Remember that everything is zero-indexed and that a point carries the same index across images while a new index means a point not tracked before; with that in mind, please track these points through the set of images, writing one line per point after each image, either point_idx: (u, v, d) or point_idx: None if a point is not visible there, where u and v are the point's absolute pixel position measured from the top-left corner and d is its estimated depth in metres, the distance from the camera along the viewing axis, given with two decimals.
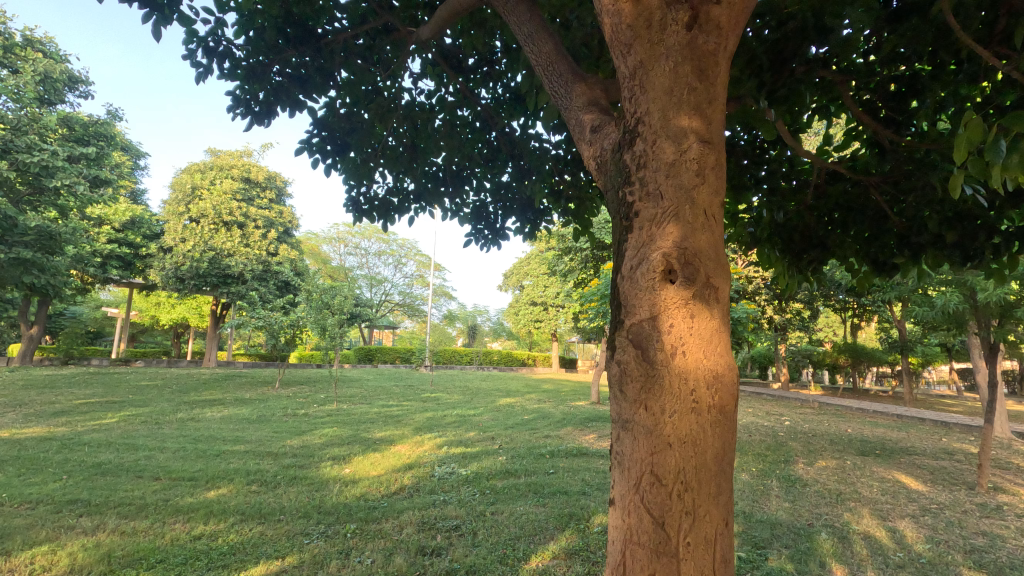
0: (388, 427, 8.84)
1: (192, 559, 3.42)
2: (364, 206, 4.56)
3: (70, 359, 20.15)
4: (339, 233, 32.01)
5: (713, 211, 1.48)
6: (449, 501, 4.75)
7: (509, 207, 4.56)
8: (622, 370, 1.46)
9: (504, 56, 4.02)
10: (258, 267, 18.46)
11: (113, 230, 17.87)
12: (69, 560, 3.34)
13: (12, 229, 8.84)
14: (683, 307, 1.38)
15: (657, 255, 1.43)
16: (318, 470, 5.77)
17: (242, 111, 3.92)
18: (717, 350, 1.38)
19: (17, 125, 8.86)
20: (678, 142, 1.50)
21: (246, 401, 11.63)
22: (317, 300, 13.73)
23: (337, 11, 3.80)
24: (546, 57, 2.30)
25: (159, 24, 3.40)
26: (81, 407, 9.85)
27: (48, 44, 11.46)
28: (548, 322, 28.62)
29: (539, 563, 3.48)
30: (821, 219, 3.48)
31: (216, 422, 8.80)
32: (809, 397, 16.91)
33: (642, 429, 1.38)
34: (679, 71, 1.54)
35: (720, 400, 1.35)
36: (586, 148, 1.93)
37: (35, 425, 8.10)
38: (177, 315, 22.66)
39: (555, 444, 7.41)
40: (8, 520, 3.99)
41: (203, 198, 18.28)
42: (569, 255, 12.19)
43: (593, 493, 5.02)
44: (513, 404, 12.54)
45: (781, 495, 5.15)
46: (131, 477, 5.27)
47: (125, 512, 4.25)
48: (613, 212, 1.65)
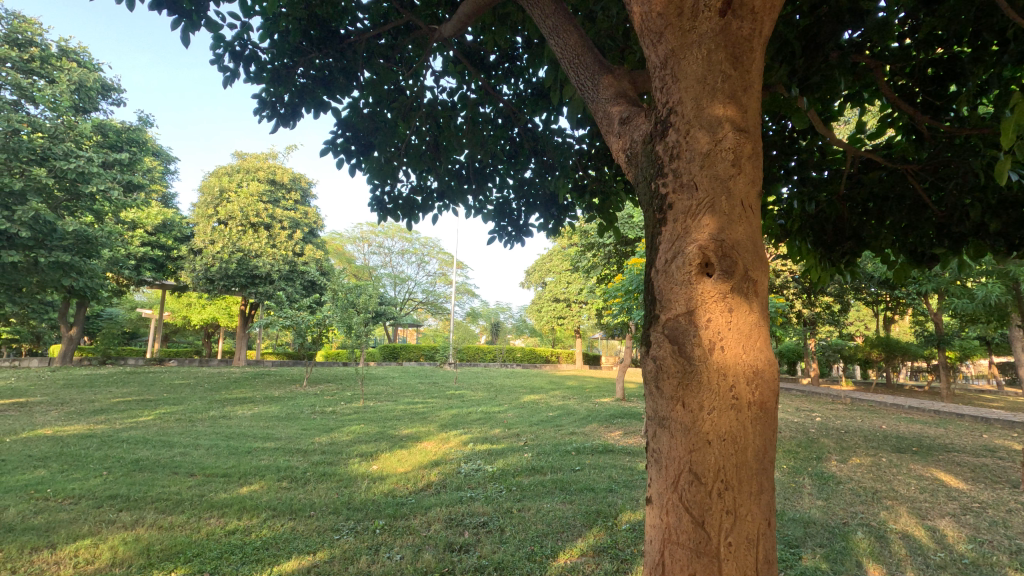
0: (414, 424, 8.93)
1: (227, 553, 3.48)
2: (388, 206, 4.59)
3: (108, 359, 20.83)
4: (363, 232, 32.39)
5: (750, 202, 1.44)
6: (476, 498, 4.76)
7: (533, 202, 4.55)
8: (658, 367, 1.43)
9: (526, 51, 4.00)
10: (284, 267, 18.78)
11: (145, 234, 18.39)
12: (111, 553, 3.45)
13: (51, 234, 8.97)
14: (720, 301, 1.34)
15: (692, 248, 1.40)
16: (347, 466, 5.86)
17: (269, 113, 3.97)
18: (756, 345, 1.34)
19: (54, 133, 9.18)
20: (713, 131, 1.45)
21: (274, 399, 11.82)
22: (343, 300, 13.88)
23: (360, 11, 3.83)
24: (572, 49, 2.27)
25: (188, 30, 3.47)
26: (118, 405, 10.15)
27: (82, 54, 11.82)
28: (571, 318, 28.51)
29: (567, 560, 3.46)
30: (855, 210, 3.36)
31: (247, 420, 9.00)
32: (840, 392, 16.48)
33: (680, 427, 1.35)
34: (712, 59, 1.49)
35: (761, 397, 1.32)
36: (615, 141, 1.90)
37: (76, 422, 8.40)
38: (208, 315, 23.23)
39: (580, 441, 7.39)
40: (53, 514, 4.14)
41: (230, 200, 18.69)
42: (592, 250, 12.12)
43: (621, 490, 4.97)
44: (537, 401, 12.54)
45: (814, 493, 5.03)
46: (168, 473, 5.42)
47: (162, 507, 4.37)
48: (645, 206, 1.62)
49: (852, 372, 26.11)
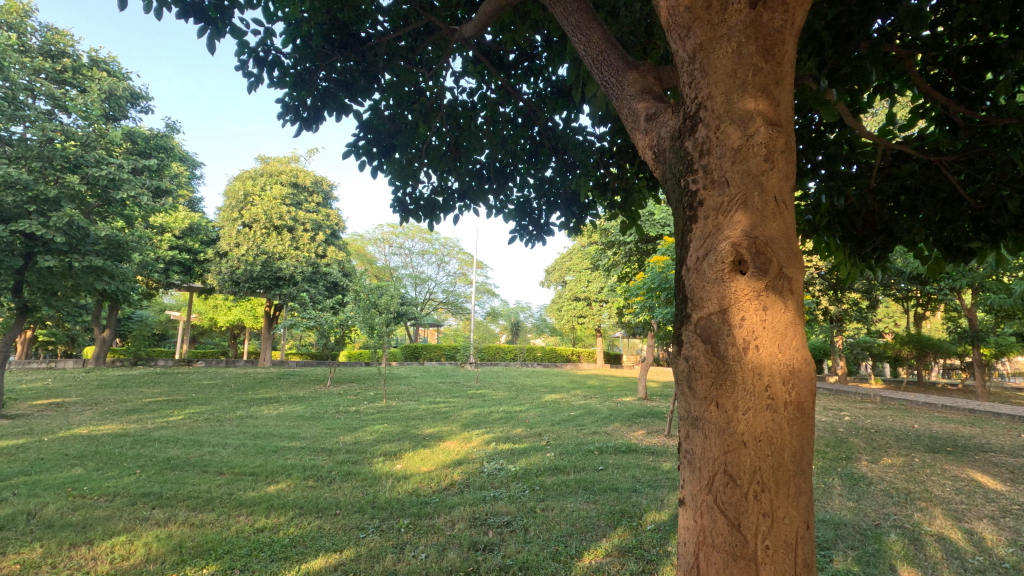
0: (436, 423, 8.96)
1: (256, 551, 3.54)
2: (410, 206, 4.62)
3: (139, 359, 21.39)
4: (383, 233, 32.67)
5: (784, 197, 1.41)
6: (499, 497, 4.77)
7: (554, 201, 4.52)
8: (691, 366, 1.41)
9: (545, 50, 3.99)
10: (307, 268, 19.04)
11: (173, 237, 18.83)
12: (145, 550, 3.53)
13: (84, 239, 9.23)
14: (755, 299, 1.31)
15: (725, 246, 1.37)
16: (371, 465, 5.91)
17: (292, 118, 4.02)
18: (792, 344, 1.31)
19: (86, 141, 9.33)
20: (744, 126, 1.42)
21: (299, 399, 11.97)
22: (365, 300, 14.01)
23: (380, 14, 3.86)
24: (595, 47, 2.24)
25: (214, 37, 3.53)
26: (149, 405, 10.41)
27: (111, 63, 12.13)
28: (591, 317, 28.35)
29: (592, 561, 3.44)
30: (886, 204, 3.26)
31: (273, 419, 9.15)
32: (870, 390, 16.09)
33: (714, 427, 1.32)
34: (742, 52, 1.46)
35: (797, 397, 1.29)
36: (641, 138, 1.87)
37: (110, 422, 8.64)
38: (234, 316, 23.68)
39: (603, 440, 7.33)
40: (90, 511, 4.25)
41: (254, 204, 19.03)
42: (613, 248, 12.04)
43: (645, 490, 4.93)
44: (559, 400, 12.48)
45: (844, 494, 4.92)
46: (198, 471, 5.54)
47: (193, 505, 4.46)
48: (675, 203, 1.59)
49: (882, 369, 25.50)
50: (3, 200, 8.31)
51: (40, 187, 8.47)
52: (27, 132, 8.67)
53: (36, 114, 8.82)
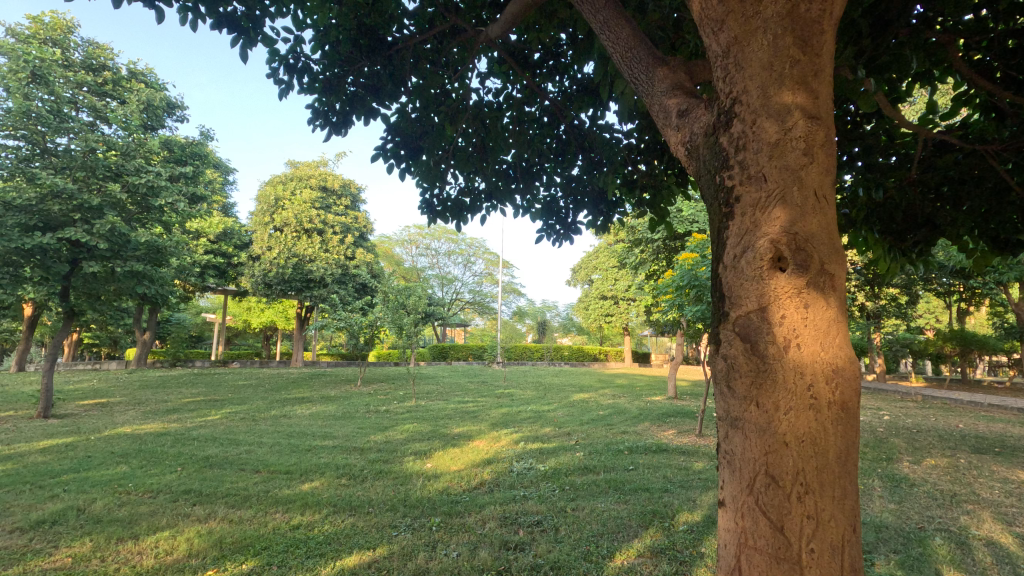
0: (465, 423, 9.01)
1: (292, 547, 3.62)
2: (438, 208, 4.66)
3: (178, 361, 22.10)
4: (410, 234, 33.00)
5: (824, 192, 1.37)
6: (529, 497, 4.77)
7: (580, 200, 4.48)
8: (729, 366, 1.39)
9: (570, 48, 3.97)
10: (336, 270, 19.36)
11: (208, 242, 19.39)
12: (187, 545, 3.65)
13: (126, 246, 9.58)
14: (796, 297, 1.28)
15: (763, 243, 1.35)
16: (402, 464, 5.99)
17: (321, 123, 4.10)
18: (835, 342, 1.27)
19: (126, 151, 9.64)
20: (782, 120, 1.39)
21: (331, 399, 12.17)
22: (393, 301, 14.17)
23: (406, 18, 3.90)
24: (624, 43, 2.22)
25: (246, 47, 3.62)
26: (188, 405, 10.75)
27: (148, 75, 12.58)
28: (619, 316, 28.10)
29: (624, 561, 3.41)
30: (927, 196, 3.15)
31: (307, 419, 9.32)
32: (911, 389, 15.52)
33: (754, 427, 1.30)
34: (779, 44, 1.43)
35: (841, 397, 1.25)
36: (673, 134, 1.85)
37: (152, 421, 8.94)
38: (267, 318, 24.24)
39: (633, 440, 7.25)
40: (135, 507, 4.42)
41: (285, 208, 19.45)
42: (641, 246, 11.91)
43: (677, 490, 4.87)
44: (587, 399, 12.39)
45: (886, 496, 4.77)
46: (236, 469, 5.70)
47: (232, 502, 4.59)
48: (709, 200, 1.57)
49: (924, 367, 24.58)
50: (51, 209, 8.70)
51: (84, 196, 8.82)
52: (72, 143, 8.99)
53: (81, 126, 9.13)
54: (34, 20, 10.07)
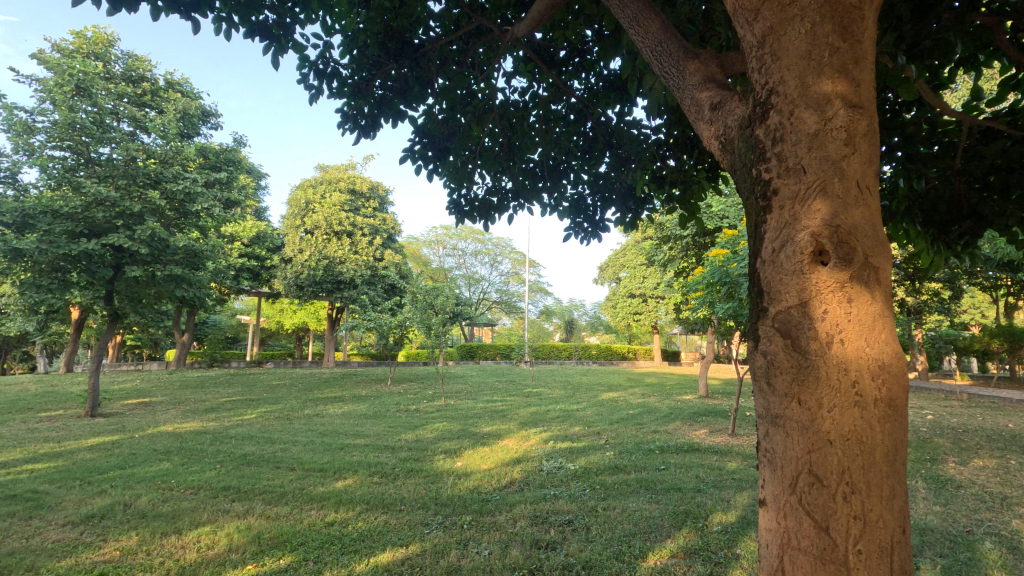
0: (494, 422, 9.03)
1: (327, 544, 3.70)
2: (465, 208, 4.69)
3: (214, 361, 22.77)
4: (437, 235, 33.25)
5: (867, 184, 1.33)
6: (559, 496, 4.75)
7: (608, 197, 4.43)
8: (769, 363, 1.36)
9: (596, 44, 3.95)
10: (366, 272, 19.65)
11: (242, 245, 19.92)
12: (227, 540, 3.76)
13: (165, 250, 9.92)
14: (839, 291, 1.25)
15: (804, 236, 1.32)
16: (433, 463, 6.05)
17: (350, 126, 4.16)
18: (881, 338, 1.23)
19: (165, 158, 9.96)
20: (821, 110, 1.35)
21: (361, 398, 12.33)
22: (422, 301, 14.31)
23: (431, 20, 3.93)
24: (654, 37, 2.19)
25: (278, 54, 3.71)
26: (225, 405, 11.05)
27: (184, 84, 12.95)
28: (647, 314, 27.77)
29: (657, 561, 3.37)
30: (972, 186, 3.02)
31: (339, 418, 9.48)
32: (956, 387, 14.91)
33: (796, 425, 1.27)
34: (817, 32, 1.40)
35: (889, 393, 1.21)
36: (706, 128, 1.82)
37: (192, 420, 9.23)
38: (299, 319, 24.74)
39: (664, 440, 7.16)
40: (178, 503, 4.58)
41: (315, 211, 19.82)
42: (669, 243, 11.73)
43: (710, 490, 4.79)
44: (616, 398, 12.29)
45: (931, 498, 4.60)
46: (272, 467, 5.84)
47: (269, 499, 4.72)
48: (745, 193, 1.54)
49: (970, 364, 23.59)
50: (95, 216, 9.06)
51: (125, 204, 9.16)
52: (113, 152, 9.31)
53: (121, 135, 9.46)
54: (77, 34, 10.46)
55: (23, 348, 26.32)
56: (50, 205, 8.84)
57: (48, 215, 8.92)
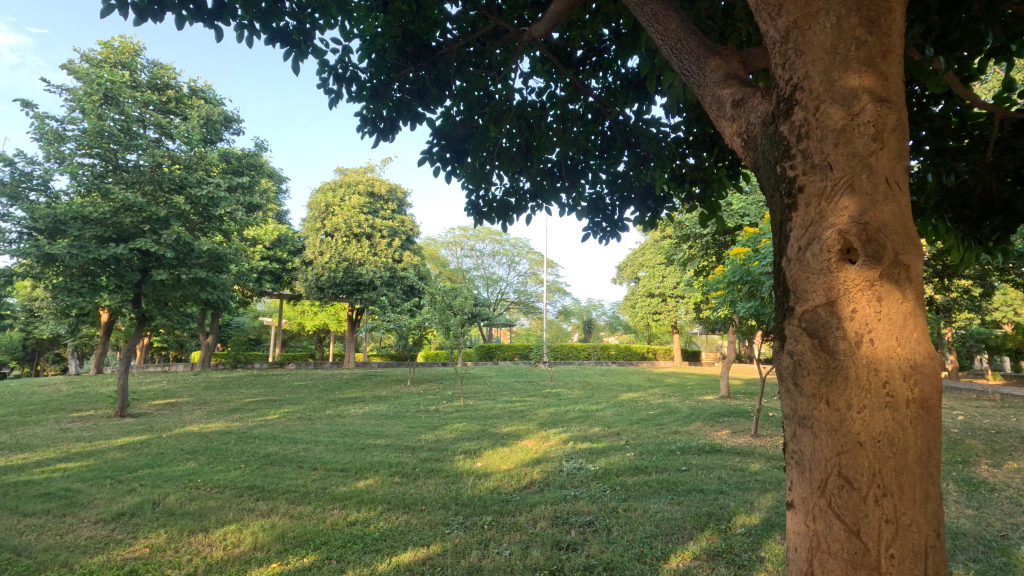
0: (513, 422, 9.04)
1: (350, 543, 3.74)
2: (484, 209, 4.71)
3: (238, 363, 23.20)
4: (455, 236, 33.39)
5: (896, 179, 1.30)
6: (580, 497, 4.74)
7: (627, 196, 4.39)
8: (796, 363, 1.34)
9: (614, 43, 3.92)
10: (385, 273, 19.82)
11: (264, 248, 20.26)
12: (252, 538, 3.83)
13: (190, 254, 10.12)
14: (868, 290, 1.22)
15: (831, 234, 1.29)
16: (453, 463, 6.08)
17: (370, 129, 4.20)
18: (913, 336, 1.21)
19: (189, 164, 10.16)
20: (848, 105, 1.33)
21: (381, 399, 12.44)
22: (440, 302, 14.38)
23: (449, 23, 3.96)
24: (673, 35, 2.17)
25: (298, 59, 3.76)
26: (249, 405, 11.25)
27: (207, 91, 13.21)
28: (667, 314, 27.54)
29: (680, 563, 3.34)
30: (1004, 180, 2.93)
31: (360, 418, 9.59)
32: (988, 387, 14.48)
33: (824, 426, 1.25)
34: (843, 26, 1.38)
35: (922, 394, 1.18)
36: (728, 125, 1.80)
37: (217, 420, 9.41)
38: (320, 321, 25.07)
39: (685, 441, 7.08)
40: (205, 501, 4.67)
41: (335, 214, 20.04)
42: (689, 241, 11.59)
43: (733, 492, 4.73)
44: (636, 399, 12.21)
45: (963, 501, 4.47)
46: (295, 466, 5.93)
47: (292, 498, 4.78)
48: (770, 190, 1.52)
49: (1002, 364, 22.92)
50: (123, 221, 9.31)
51: (152, 209, 9.39)
52: (140, 159, 9.55)
53: (148, 142, 9.69)
54: (105, 45, 10.71)
55: (55, 350, 27.16)
56: (80, 211, 9.08)
57: (79, 220, 9.17)
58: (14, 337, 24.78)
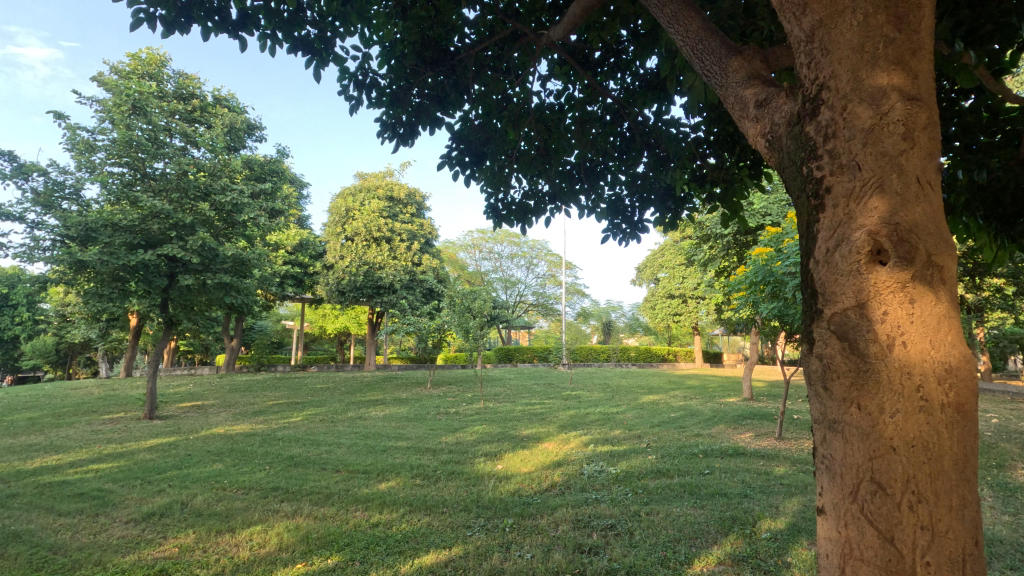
0: (533, 425, 9.05)
1: (373, 544, 3.77)
2: (503, 212, 4.72)
3: (261, 365, 23.59)
4: (473, 239, 33.49)
5: (928, 179, 1.27)
6: (601, 500, 4.71)
7: (647, 197, 4.35)
8: (826, 366, 1.32)
9: (632, 43, 3.91)
10: (405, 276, 19.99)
11: (287, 253, 20.59)
12: (277, 539, 3.88)
13: (215, 259, 10.34)
14: (900, 291, 1.20)
15: (860, 235, 1.27)
16: (474, 465, 6.10)
17: (389, 135, 4.25)
18: (947, 340, 1.18)
19: (214, 171, 10.34)
20: (877, 103, 1.31)
21: (402, 401, 12.54)
22: (459, 304, 14.42)
23: (466, 27, 3.98)
24: (694, 36, 2.15)
25: (319, 67, 3.82)
26: (273, 408, 11.44)
27: (230, 100, 13.47)
28: (687, 315, 27.26)
29: (704, 568, 3.31)
30: None
31: (381, 421, 9.67)
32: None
33: (856, 430, 1.23)
34: (871, 23, 1.36)
35: (957, 398, 1.16)
36: (752, 126, 1.78)
37: (242, 423, 9.58)
38: (341, 324, 25.37)
39: (707, 444, 7.00)
40: (231, 502, 4.76)
41: (355, 218, 20.26)
42: (709, 242, 11.46)
43: (757, 496, 4.65)
44: (657, 401, 12.11)
45: (999, 507, 4.34)
46: (318, 468, 6.01)
47: (316, 499, 4.85)
48: (797, 191, 1.50)
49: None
50: (151, 228, 9.56)
51: (178, 215, 9.61)
52: (167, 167, 9.79)
53: (174, 151, 9.92)
54: (133, 56, 10.98)
55: (87, 354, 27.98)
56: (110, 219, 9.35)
57: (109, 228, 9.43)
58: (48, 342, 25.63)
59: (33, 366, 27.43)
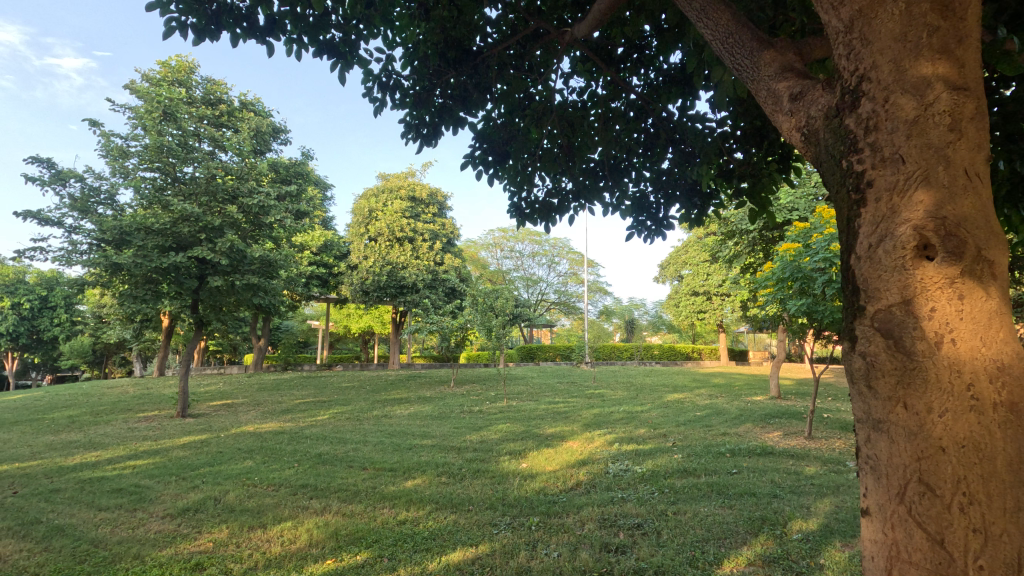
0: (557, 423, 9.05)
1: (400, 541, 3.82)
2: (526, 211, 4.73)
3: (288, 364, 24.04)
4: (495, 237, 33.54)
5: (976, 170, 1.23)
6: (627, 499, 4.67)
7: (672, 194, 4.29)
8: (869, 365, 1.29)
9: (655, 38, 3.88)
10: (427, 276, 20.11)
11: (312, 254, 20.91)
12: (307, 535, 3.95)
13: (243, 261, 10.57)
14: (948, 288, 1.16)
15: (905, 230, 1.24)
16: (498, 464, 6.11)
17: (413, 136, 4.29)
18: (999, 337, 1.14)
19: (241, 174, 10.52)
20: (921, 94, 1.27)
21: (427, 400, 12.63)
22: (481, 303, 14.46)
23: (489, 27, 3.99)
24: (723, 29, 2.12)
25: (344, 70, 3.87)
26: (301, 406, 11.66)
27: (256, 104, 13.72)
28: (712, 313, 26.83)
29: (734, 569, 3.26)
30: None
31: (406, 419, 9.78)
32: None
33: (902, 430, 1.20)
34: (913, 12, 1.32)
35: (1010, 397, 1.12)
36: (786, 121, 1.74)
37: (271, 421, 9.76)
38: (365, 323, 25.67)
39: (735, 443, 6.89)
40: (262, 498, 4.86)
41: (378, 219, 20.45)
42: (734, 238, 11.28)
43: (787, 496, 4.57)
44: (682, 400, 11.97)
45: None
46: (345, 466, 6.10)
47: (344, 497, 4.92)
48: (835, 186, 1.47)
49: None
50: (182, 230, 9.83)
51: (207, 218, 9.84)
52: (196, 171, 10.05)
53: (203, 155, 10.14)
54: (163, 64, 11.25)
55: (121, 354, 28.91)
56: (143, 222, 9.60)
57: (142, 231, 9.68)
58: (85, 343, 26.56)
59: (72, 365, 28.48)
